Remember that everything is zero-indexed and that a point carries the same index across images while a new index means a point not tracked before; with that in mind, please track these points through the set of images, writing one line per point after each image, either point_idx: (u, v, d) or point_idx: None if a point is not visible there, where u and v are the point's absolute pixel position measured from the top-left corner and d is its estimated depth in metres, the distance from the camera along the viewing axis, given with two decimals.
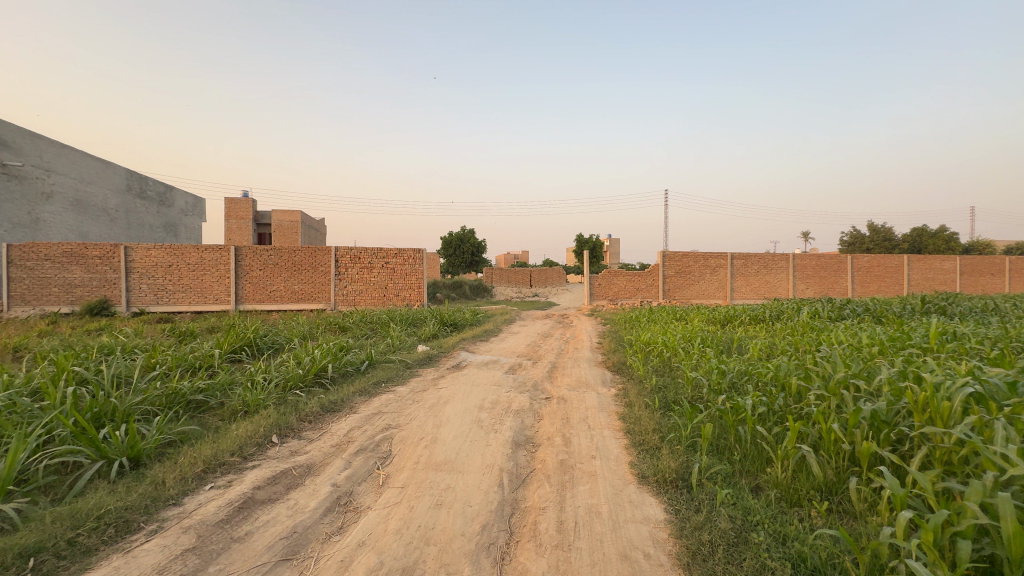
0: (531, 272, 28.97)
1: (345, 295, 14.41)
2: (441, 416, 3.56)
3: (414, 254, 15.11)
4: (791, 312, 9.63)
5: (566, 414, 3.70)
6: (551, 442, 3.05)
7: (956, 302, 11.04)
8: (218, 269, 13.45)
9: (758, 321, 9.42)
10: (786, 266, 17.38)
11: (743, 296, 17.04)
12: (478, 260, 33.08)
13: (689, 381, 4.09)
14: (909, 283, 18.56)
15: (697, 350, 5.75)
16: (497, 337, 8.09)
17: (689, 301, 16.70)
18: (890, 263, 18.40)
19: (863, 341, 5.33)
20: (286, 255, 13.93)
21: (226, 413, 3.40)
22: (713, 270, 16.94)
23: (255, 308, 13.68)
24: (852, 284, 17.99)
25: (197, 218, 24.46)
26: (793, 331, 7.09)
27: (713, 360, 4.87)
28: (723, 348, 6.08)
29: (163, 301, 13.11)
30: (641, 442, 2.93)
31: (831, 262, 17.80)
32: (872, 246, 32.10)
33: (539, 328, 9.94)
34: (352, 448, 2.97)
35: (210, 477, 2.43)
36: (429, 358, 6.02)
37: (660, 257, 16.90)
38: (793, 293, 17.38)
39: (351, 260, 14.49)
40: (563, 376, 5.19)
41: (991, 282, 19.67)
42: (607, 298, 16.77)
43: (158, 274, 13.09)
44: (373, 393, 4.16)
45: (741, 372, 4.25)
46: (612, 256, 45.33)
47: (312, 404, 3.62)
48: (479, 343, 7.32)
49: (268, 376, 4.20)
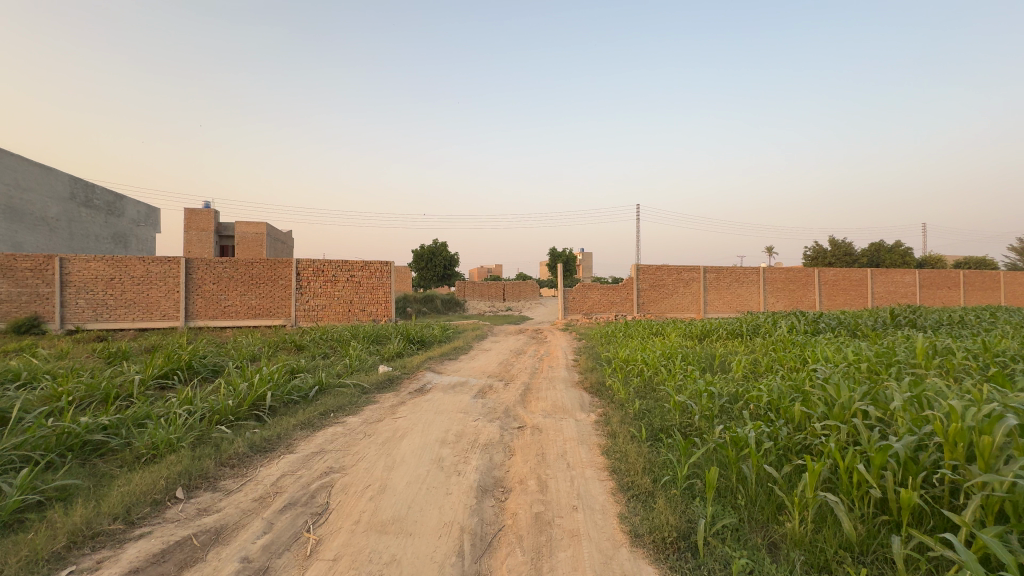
0: (505, 285, 28.56)
1: (307, 310, 13.60)
2: (394, 455, 3.02)
3: (382, 267, 14.45)
4: (767, 326, 9.46)
5: (541, 448, 3.21)
6: (524, 488, 2.56)
7: (923, 315, 11.16)
8: (166, 283, 12.47)
9: (736, 336, 9.21)
10: (757, 279, 17.51)
11: (715, 309, 17.04)
12: (450, 273, 32.47)
13: (677, 406, 3.71)
14: (872, 296, 19.02)
15: (679, 369, 5.39)
16: (466, 356, 7.56)
17: (664, 315, 16.57)
18: (855, 276, 18.81)
19: (850, 359, 5.10)
20: (242, 267, 13.08)
21: (127, 458, 2.77)
22: (686, 284, 16.90)
23: (208, 325, 12.72)
24: (820, 297, 18.28)
25: (150, 229, 23.10)
26: (774, 347, 6.85)
27: (699, 381, 4.51)
28: (705, 366, 5.74)
29: (104, 318, 12.03)
30: (631, 485, 2.49)
31: (799, 276, 18.06)
32: (834, 261, 33.12)
33: (511, 344, 9.45)
34: (278, 503, 2.40)
35: (72, 557, 1.84)
36: (390, 381, 5.44)
37: (634, 270, 16.77)
38: (764, 306, 17.51)
39: (314, 273, 13.72)
40: (537, 400, 4.71)
41: (947, 295, 20.39)
42: (582, 312, 16.46)
43: (98, 288, 12.02)
44: (319, 425, 3.59)
45: (732, 395, 3.89)
46: (585, 269, 45.44)
47: (239, 444, 3.02)
48: (448, 362, 6.79)
49: (192, 408, 3.56)
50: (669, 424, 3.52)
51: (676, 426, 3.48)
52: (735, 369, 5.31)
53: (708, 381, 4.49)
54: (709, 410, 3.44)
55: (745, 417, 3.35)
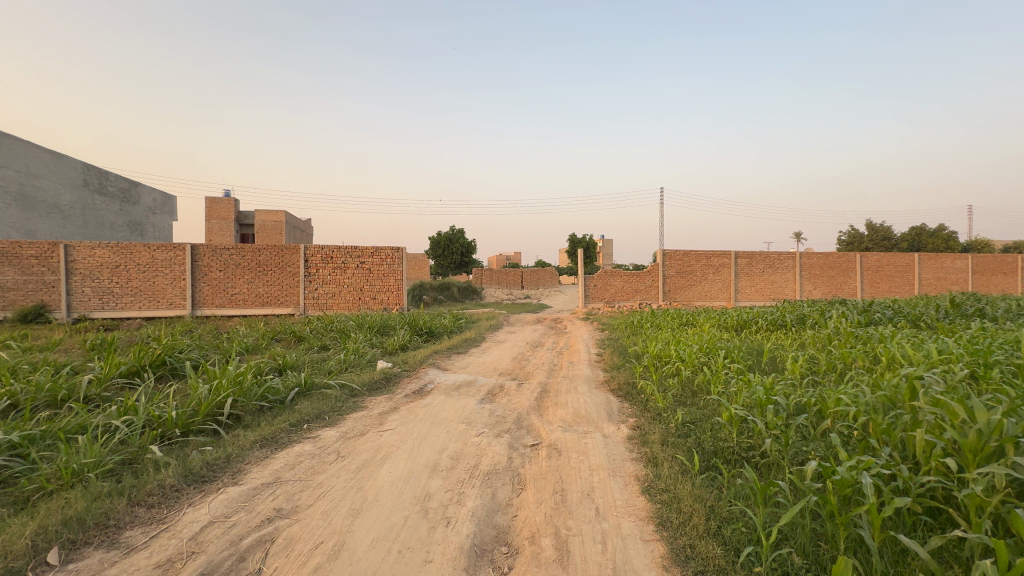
0: (524, 273, 27.77)
1: (316, 298, 13.08)
2: (367, 491, 2.30)
3: (393, 253, 13.81)
4: (814, 315, 8.48)
5: (559, 480, 2.45)
6: (535, 552, 1.80)
7: (989, 303, 10.00)
8: (172, 270, 12.08)
9: (778, 328, 8.29)
10: (793, 265, 16.31)
11: (748, 297, 15.94)
12: (467, 261, 31.86)
13: (733, 421, 2.96)
14: (920, 283, 17.60)
15: (725, 369, 4.61)
16: (478, 349, 6.83)
17: (692, 303, 15.57)
18: (901, 262, 17.42)
19: (937, 358, 4.23)
20: (249, 254, 12.61)
21: (15, 495, 2.12)
22: (716, 270, 15.84)
23: (215, 313, 12.32)
24: (862, 284, 16.98)
25: (166, 217, 23.01)
26: (831, 340, 5.96)
27: (754, 384, 3.75)
28: (755, 366, 4.93)
29: (111, 307, 11.71)
30: (694, 556, 1.73)
31: (840, 261, 16.77)
32: (872, 246, 31.34)
33: (528, 336, 8.67)
34: (187, 572, 1.69)
35: None
36: (386, 381, 4.72)
37: (660, 255, 15.78)
38: (800, 294, 16.34)
39: (323, 260, 13.17)
40: (555, 407, 3.93)
41: (1003, 281, 18.78)
42: (604, 301, 15.59)
43: (104, 276, 11.68)
44: (285, 441, 2.91)
45: (806, 409, 3.10)
46: (606, 257, 44.11)
47: (168, 473, 2.34)
48: (456, 357, 6.09)
49: (131, 420, 2.91)
50: (726, 444, 2.78)
51: (734, 448, 2.75)
52: (792, 369, 4.52)
53: (765, 384, 3.72)
54: (779, 429, 2.70)
55: (830, 443, 2.58)
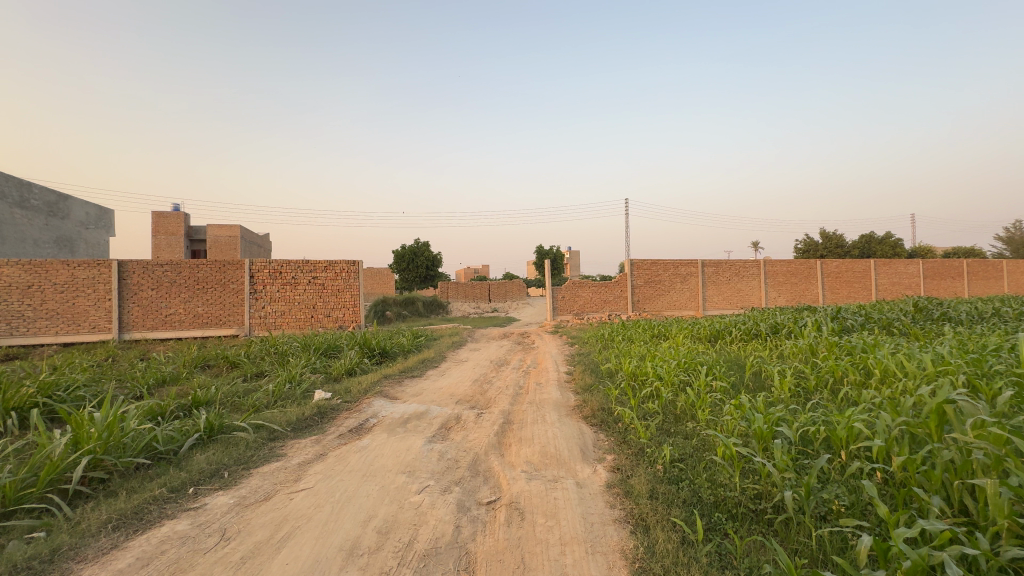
0: (491, 285, 27.17)
1: (263, 317, 12.02)
2: None
3: (348, 266, 12.93)
4: (788, 323, 8.20)
5: (521, 564, 1.82)
6: None
7: (952, 307, 10.06)
8: (95, 290, 10.81)
9: (753, 339, 7.95)
10: (757, 272, 16.37)
11: (715, 306, 15.85)
12: (433, 274, 31.03)
13: (734, 462, 2.45)
14: (876, 288, 18.03)
15: (710, 391, 4.14)
16: (435, 372, 6.10)
17: (661, 313, 15.31)
18: (858, 268, 17.81)
19: (935, 369, 3.90)
20: (186, 270, 11.48)
21: None
22: (684, 279, 15.68)
23: (146, 336, 11.07)
24: (823, 291, 17.22)
25: (101, 233, 21.23)
26: (812, 350, 5.62)
27: (746, 407, 3.29)
28: (740, 386, 4.50)
29: (20, 333, 10.29)
30: None
31: (802, 268, 16.97)
32: (826, 253, 32.44)
33: (492, 354, 8.01)
34: None
35: None
36: (319, 418, 3.93)
37: (627, 265, 15.50)
38: (765, 302, 16.40)
39: (270, 275, 12.14)
40: (518, 444, 3.29)
41: (951, 285, 19.52)
42: (572, 313, 15.12)
43: (12, 297, 10.28)
44: (151, 520, 2.13)
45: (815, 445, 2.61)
46: (574, 268, 43.92)
47: None
48: (408, 382, 5.37)
49: None
50: (729, 493, 2.25)
51: (741, 500, 2.22)
52: (781, 386, 4.11)
53: (759, 407, 3.26)
54: (794, 474, 2.20)
55: (860, 492, 2.08)
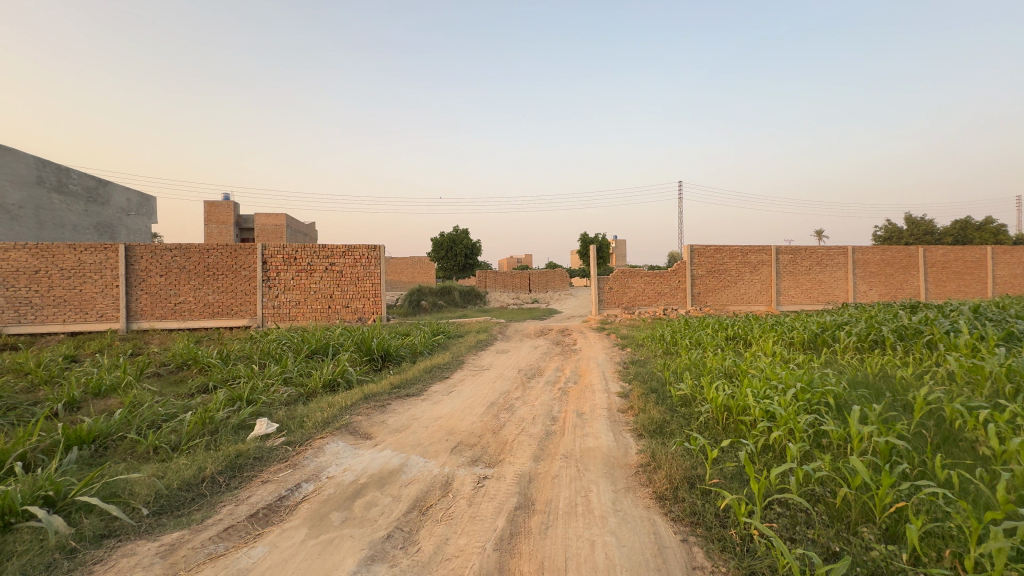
0: (532, 274, 25.49)
1: (277, 307, 11.01)
2: None
3: (369, 251, 11.70)
4: (923, 326, 6.02)
5: None
6: None
7: None
8: (103, 276, 10.06)
9: (873, 348, 5.86)
10: (843, 261, 13.80)
11: (792, 300, 13.52)
12: (472, 263, 29.81)
13: None
14: (993, 281, 14.92)
15: (882, 462, 2.39)
16: (441, 388, 4.56)
17: (725, 308, 13.18)
18: (971, 256, 14.78)
19: None
20: (195, 256, 10.57)
21: None
22: (754, 269, 13.39)
23: (154, 327, 10.29)
24: (926, 283, 14.38)
25: (142, 219, 21.30)
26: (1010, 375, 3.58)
27: None
28: (920, 447, 2.69)
29: (27, 321, 9.61)
30: None
31: (901, 257, 14.19)
32: (912, 241, 28.53)
33: (523, 359, 6.41)
34: None
35: None
36: (223, 480, 2.43)
37: (686, 252, 13.40)
38: (853, 296, 13.82)
39: (284, 262, 11.10)
40: None
41: None
42: (621, 306, 13.27)
43: (19, 284, 9.60)
44: None
45: None
46: (620, 259, 41.44)
47: None
48: (395, 407, 3.84)
49: None
50: None
51: None
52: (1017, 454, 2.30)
53: None
54: None
55: None
